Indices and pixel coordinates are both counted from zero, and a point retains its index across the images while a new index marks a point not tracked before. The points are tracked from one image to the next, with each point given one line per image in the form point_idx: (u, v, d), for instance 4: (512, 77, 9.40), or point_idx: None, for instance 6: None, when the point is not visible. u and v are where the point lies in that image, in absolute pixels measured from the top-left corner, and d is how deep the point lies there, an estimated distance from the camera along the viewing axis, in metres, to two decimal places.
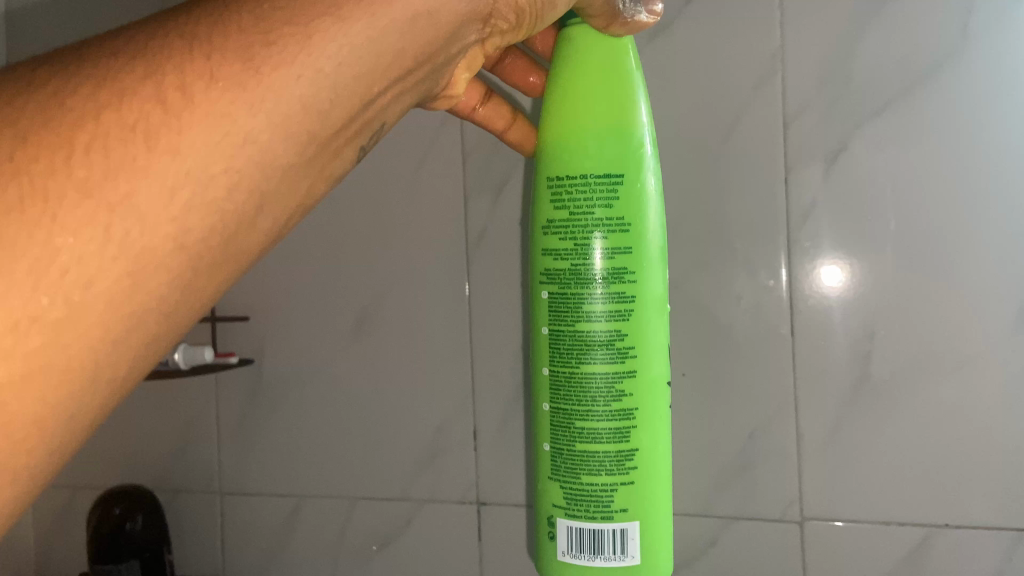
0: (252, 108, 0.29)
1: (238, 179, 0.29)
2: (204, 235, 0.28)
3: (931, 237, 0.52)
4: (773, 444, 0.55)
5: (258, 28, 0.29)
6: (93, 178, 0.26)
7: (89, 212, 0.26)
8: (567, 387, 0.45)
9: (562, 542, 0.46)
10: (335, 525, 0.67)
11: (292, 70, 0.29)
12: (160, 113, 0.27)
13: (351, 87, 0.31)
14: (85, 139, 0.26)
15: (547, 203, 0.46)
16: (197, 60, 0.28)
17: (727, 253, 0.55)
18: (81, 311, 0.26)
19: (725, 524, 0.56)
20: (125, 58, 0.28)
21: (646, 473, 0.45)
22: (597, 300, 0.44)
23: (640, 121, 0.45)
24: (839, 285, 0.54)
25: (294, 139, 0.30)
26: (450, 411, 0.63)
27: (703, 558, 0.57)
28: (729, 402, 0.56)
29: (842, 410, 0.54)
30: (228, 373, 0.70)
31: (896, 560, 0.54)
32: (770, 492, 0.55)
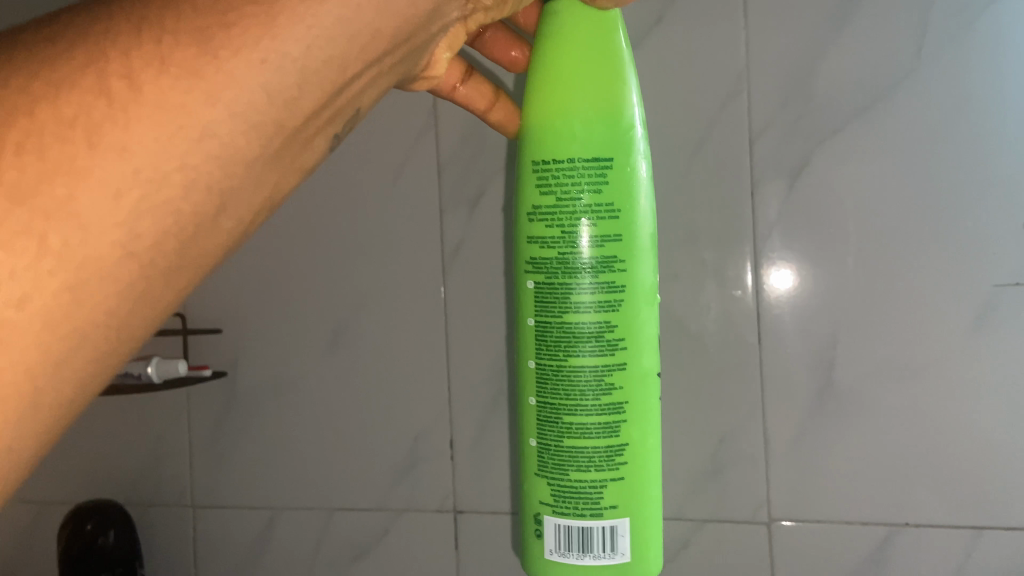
0: (209, 97, 0.28)
1: (195, 177, 0.28)
2: (157, 238, 0.28)
3: (895, 241, 0.54)
4: (742, 450, 0.57)
5: (215, 7, 0.28)
6: (32, 180, 0.25)
7: (23, 220, 0.25)
8: (556, 380, 0.46)
9: (549, 540, 0.47)
10: (311, 536, 0.68)
11: (255, 54, 0.28)
12: (103, 105, 0.26)
13: (318, 69, 0.30)
14: (20, 138, 0.26)
15: (533, 190, 0.47)
16: (147, 44, 0.27)
17: (697, 264, 0.57)
18: (16, 330, 0.25)
19: (697, 527, 0.58)
20: (65, 42, 0.27)
21: (635, 467, 0.47)
22: (585, 290, 0.45)
23: (629, 106, 0.47)
24: (787, 290, 0.56)
25: (259, 129, 0.30)
26: (427, 421, 0.64)
27: (677, 561, 0.59)
28: (700, 409, 0.58)
29: (808, 415, 0.56)
30: (200, 388, 0.70)
31: (860, 558, 0.56)
32: (740, 496, 0.57)
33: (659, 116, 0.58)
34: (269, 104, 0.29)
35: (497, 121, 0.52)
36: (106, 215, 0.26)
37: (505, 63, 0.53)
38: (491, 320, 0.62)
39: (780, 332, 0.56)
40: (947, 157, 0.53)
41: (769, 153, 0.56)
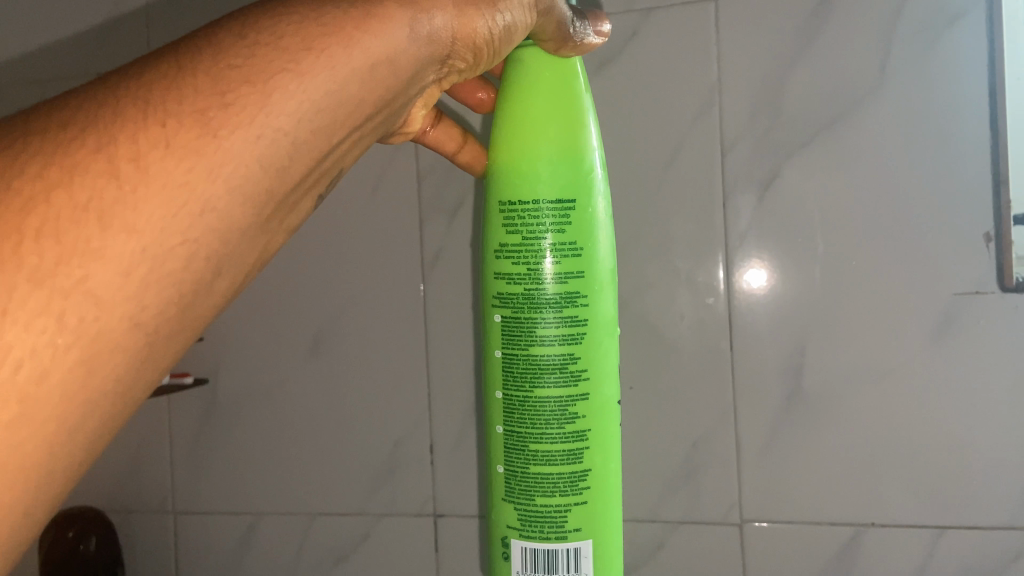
0: (208, 176, 0.30)
1: (196, 249, 0.30)
2: (160, 309, 0.30)
3: (857, 269, 0.56)
4: (715, 453, 0.59)
5: (214, 90, 0.31)
6: (52, 262, 0.27)
7: (42, 302, 0.27)
8: (522, 410, 0.47)
9: (518, 561, 0.49)
10: (292, 541, 0.68)
11: (251, 130, 0.31)
12: (113, 187, 0.28)
13: (301, 138, 0.33)
14: (38, 223, 0.27)
15: (499, 228, 0.48)
16: (154, 127, 0.29)
17: (671, 272, 0.59)
18: (35, 405, 0.27)
19: (671, 529, 0.60)
20: (76, 131, 0.29)
21: (599, 492, 0.48)
22: (550, 325, 0.46)
23: (590, 148, 0.48)
24: (764, 284, 0.58)
25: (251, 202, 0.32)
26: (407, 426, 0.65)
27: (651, 561, 0.60)
28: (674, 413, 0.59)
29: (778, 419, 0.58)
30: (181, 394, 0.70)
31: (828, 557, 0.58)
32: (713, 498, 0.59)
33: (632, 128, 0.59)
34: (260, 176, 0.32)
35: (467, 161, 0.53)
36: (118, 291, 0.28)
37: (472, 105, 0.54)
38: (469, 327, 0.63)
39: (749, 338, 0.58)
40: (904, 171, 0.55)
41: (736, 165, 0.58)
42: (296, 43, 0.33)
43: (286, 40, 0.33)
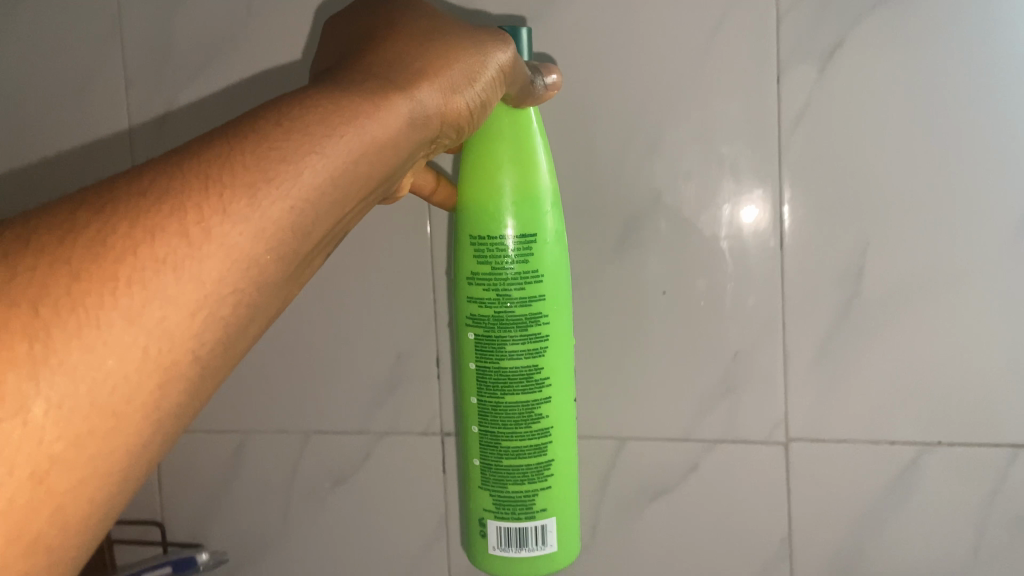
0: (254, 240, 0.29)
1: (247, 296, 0.29)
2: (217, 343, 0.29)
3: (891, 236, 0.50)
4: (759, 366, 0.52)
5: (258, 163, 0.30)
6: (142, 306, 0.26)
7: (129, 335, 0.26)
8: (495, 413, 0.48)
9: (495, 539, 0.50)
10: (286, 462, 0.62)
11: (285, 200, 0.30)
12: (183, 246, 0.27)
13: (330, 202, 0.32)
14: (127, 273, 0.26)
15: (470, 257, 0.48)
16: (213, 198, 0.28)
17: (714, 160, 0.51)
18: (122, 419, 0.26)
19: (707, 449, 0.53)
20: (152, 196, 0.28)
21: (562, 478, 0.50)
22: (516, 342, 0.47)
23: (548, 183, 0.48)
24: (821, 172, 0.50)
25: (281, 257, 0.30)
26: (411, 338, 0.59)
27: (685, 485, 0.54)
28: (713, 320, 0.52)
29: (834, 327, 0.51)
30: None
31: (886, 480, 0.51)
32: (756, 415, 0.52)
33: None
34: (298, 240, 0.31)
35: (440, 202, 0.48)
36: (192, 329, 0.27)
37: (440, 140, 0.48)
38: None
39: (787, 258, 0.51)
40: (969, 75, 0.48)
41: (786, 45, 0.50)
42: (325, 120, 0.32)
43: (311, 125, 0.32)
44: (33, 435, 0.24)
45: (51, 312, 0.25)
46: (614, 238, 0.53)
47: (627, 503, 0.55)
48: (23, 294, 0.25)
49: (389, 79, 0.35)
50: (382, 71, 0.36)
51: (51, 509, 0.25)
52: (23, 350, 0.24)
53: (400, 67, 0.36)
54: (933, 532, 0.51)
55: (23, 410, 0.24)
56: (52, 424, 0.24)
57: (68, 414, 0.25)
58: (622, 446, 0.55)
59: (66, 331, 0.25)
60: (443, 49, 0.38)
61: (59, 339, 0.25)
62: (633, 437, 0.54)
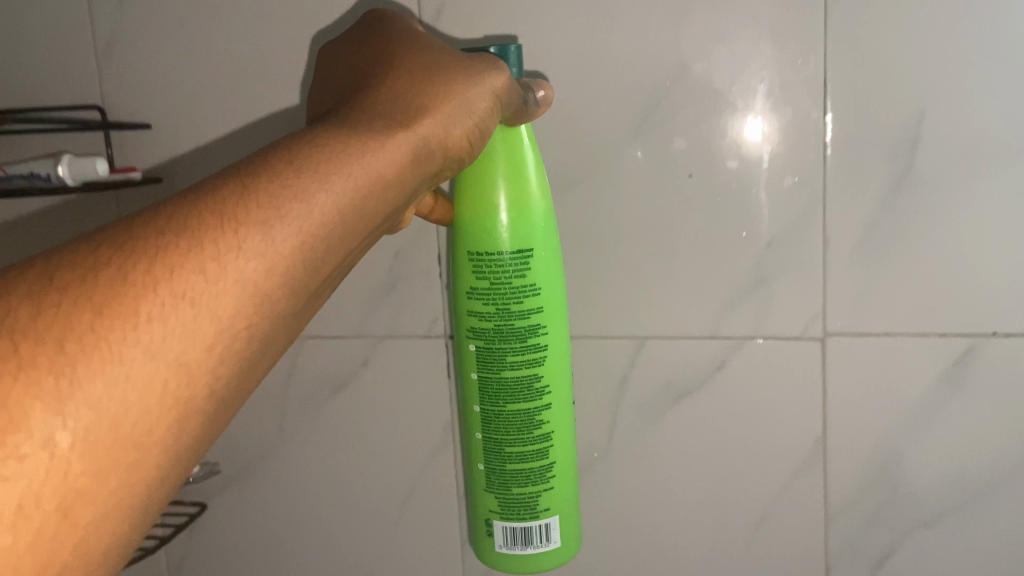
0: (270, 275, 0.27)
1: (261, 331, 0.27)
2: (235, 376, 0.27)
3: (924, 206, 0.45)
4: (796, 254, 0.47)
5: (272, 198, 0.28)
6: (166, 342, 0.24)
7: (150, 371, 0.24)
8: (498, 421, 0.46)
9: (500, 538, 0.48)
10: (280, 370, 0.58)
11: (297, 236, 0.28)
12: (201, 280, 0.26)
13: (341, 239, 0.31)
14: (148, 308, 0.24)
15: (468, 272, 0.45)
16: (228, 235, 0.27)
17: (750, 19, 0.45)
18: (142, 455, 0.24)
19: (736, 346, 0.49)
20: (167, 232, 0.26)
21: (565, 479, 0.48)
22: (517, 354, 0.45)
23: (543, 199, 0.45)
24: (875, 32, 0.44)
25: (295, 294, 0.29)
26: (410, 233, 0.53)
27: (710, 386, 0.50)
28: (747, 204, 0.47)
29: (882, 207, 0.45)
30: (129, 196, 0.55)
31: (933, 375, 0.47)
32: (791, 307, 0.48)
33: None
34: (309, 278, 0.29)
35: (438, 220, 0.44)
36: (210, 367, 0.26)
37: None
38: None
39: (830, 137, 0.45)
40: None
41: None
42: (335, 155, 0.31)
43: (321, 159, 0.30)
44: (58, 467, 0.22)
45: (75, 347, 0.23)
46: (634, 116, 0.47)
47: (645, 409, 0.51)
48: (47, 328, 0.23)
49: (394, 116, 0.34)
50: (387, 109, 0.34)
51: (75, 541, 0.23)
52: (49, 384, 0.22)
53: (405, 105, 0.35)
54: (964, 483, 0.47)
55: (46, 443, 0.22)
56: (77, 457, 0.22)
57: (93, 447, 0.23)
58: (642, 345, 0.50)
59: (90, 365, 0.23)
60: (448, 78, 0.36)
61: (85, 374, 0.23)
62: (653, 336, 0.50)
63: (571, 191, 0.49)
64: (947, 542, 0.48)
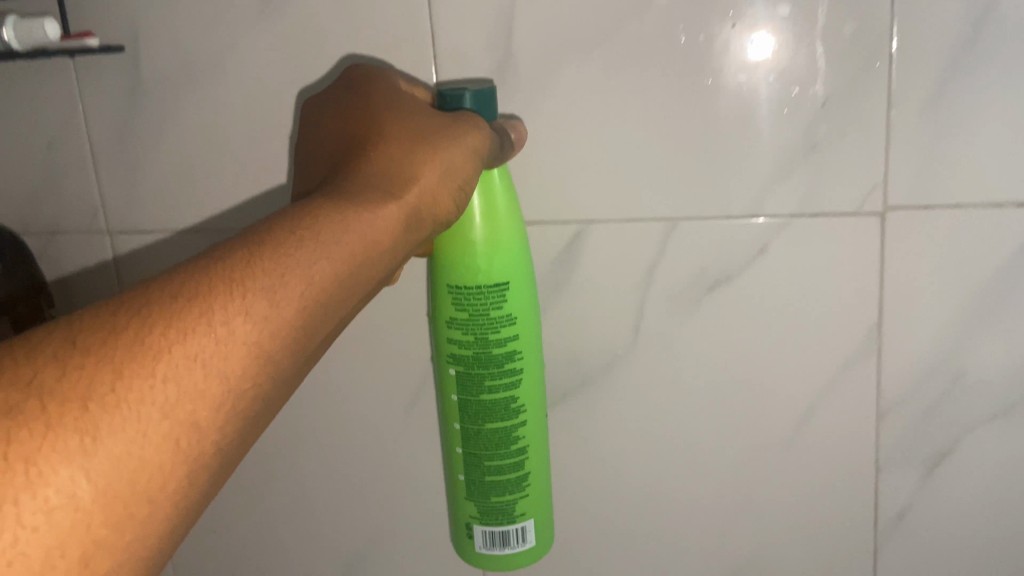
0: (272, 338, 0.27)
1: (263, 390, 0.27)
2: (240, 429, 0.27)
3: (924, 287, 0.43)
4: (855, 117, 0.41)
5: (277, 261, 0.28)
6: (180, 402, 0.25)
7: (165, 429, 0.24)
8: (480, 437, 0.43)
9: (479, 539, 0.45)
10: None
11: (300, 301, 0.29)
12: (213, 344, 0.26)
13: (337, 305, 0.31)
14: (163, 369, 0.24)
15: (447, 302, 0.42)
16: (236, 299, 0.27)
17: None
18: (157, 507, 0.24)
19: (782, 225, 0.43)
20: (180, 296, 0.26)
21: (541, 494, 0.45)
22: (496, 379, 0.42)
23: (518, 228, 0.42)
24: None
25: (294, 355, 0.29)
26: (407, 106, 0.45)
27: (751, 270, 0.44)
28: (800, 59, 0.40)
29: (956, 58, 0.39)
30: (89, 62, 0.49)
31: (1005, 253, 0.41)
32: (847, 178, 0.42)
33: None
34: (307, 340, 0.29)
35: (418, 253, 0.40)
36: (219, 424, 0.26)
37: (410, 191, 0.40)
38: None
39: None
40: None
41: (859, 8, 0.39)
42: (334, 221, 0.31)
43: (322, 227, 0.30)
44: (81, 519, 0.22)
45: (97, 406, 0.23)
46: None
47: (678, 297, 0.45)
48: (70, 390, 0.23)
49: (386, 182, 0.34)
50: (379, 177, 0.34)
51: None
52: (74, 442, 0.22)
53: (398, 171, 0.35)
54: (946, 538, 0.46)
55: (70, 495, 0.22)
56: (98, 510, 0.22)
57: (111, 497, 0.23)
58: (673, 228, 0.44)
59: (112, 423, 0.23)
60: (441, 136, 0.36)
61: (106, 431, 0.23)
62: (687, 217, 0.44)
63: (596, 49, 0.42)
64: (949, 546, 0.46)
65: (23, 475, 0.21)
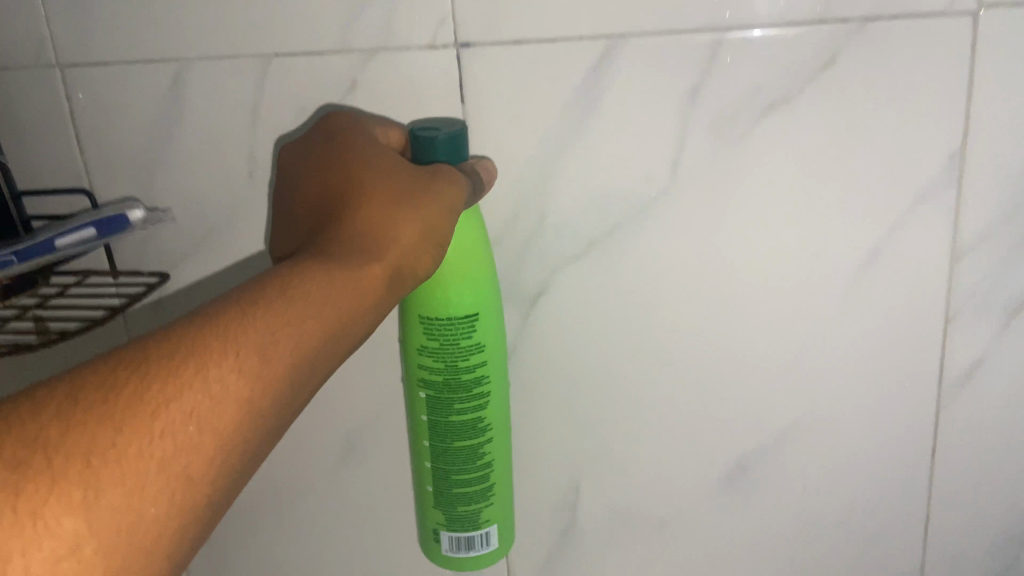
0: (256, 395, 0.27)
1: (251, 446, 0.27)
2: (231, 478, 0.27)
3: (960, 223, 0.39)
4: None
5: (268, 317, 0.28)
6: (173, 459, 0.25)
7: (163, 480, 0.24)
8: (449, 457, 0.42)
9: (446, 545, 0.44)
10: (241, 105, 0.44)
11: (290, 358, 0.28)
12: (209, 403, 0.26)
13: (325, 359, 0.30)
14: (162, 423, 0.25)
15: (416, 328, 0.40)
16: (226, 355, 0.27)
17: None
18: (152, 554, 0.24)
19: (856, 31, 0.36)
20: (177, 352, 0.26)
21: (505, 508, 0.44)
22: (466, 408, 0.41)
23: (488, 264, 0.40)
24: None
25: (283, 406, 0.29)
26: None
27: (816, 89, 0.38)
28: None
29: None
30: None
31: None
32: None
33: None
34: (294, 396, 0.29)
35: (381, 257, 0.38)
36: (210, 480, 0.26)
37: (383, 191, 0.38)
38: None
39: None
40: None
41: (899, 54, 0.37)
42: (320, 277, 0.31)
43: (310, 284, 0.30)
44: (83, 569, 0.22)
45: (99, 460, 0.23)
46: None
47: (727, 126, 0.39)
48: (74, 444, 0.23)
49: (368, 239, 0.33)
50: (363, 231, 0.33)
51: None
52: (78, 496, 0.22)
53: (383, 223, 0.33)
54: (982, 446, 0.43)
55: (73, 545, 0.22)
56: (97, 558, 0.22)
57: (111, 545, 0.23)
58: (721, 43, 0.38)
59: (114, 477, 0.23)
60: (426, 185, 0.35)
61: (109, 484, 0.23)
62: (742, 26, 0.37)
63: None
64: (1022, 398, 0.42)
65: (32, 527, 0.21)
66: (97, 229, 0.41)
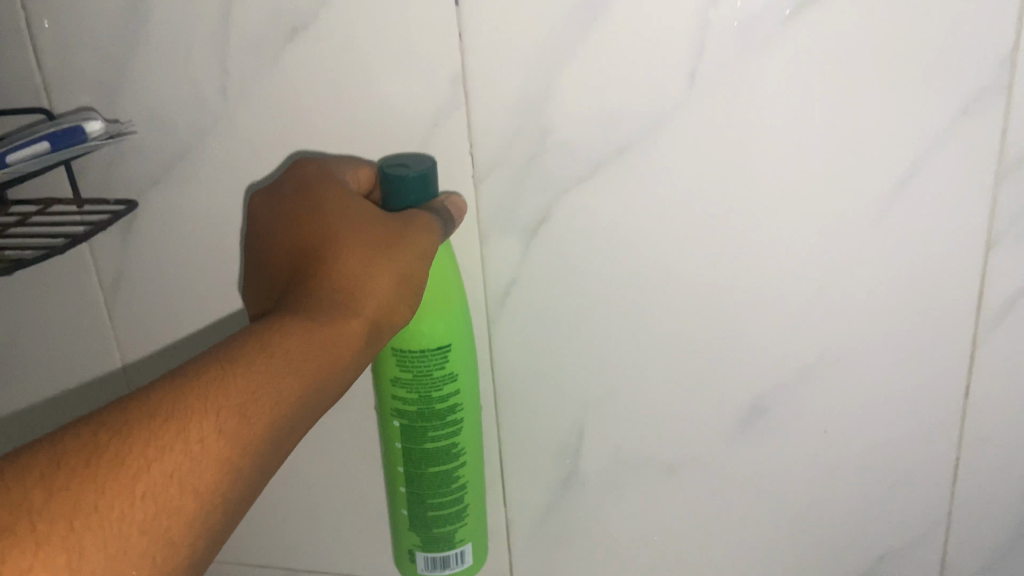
0: (231, 455, 0.29)
1: (232, 503, 0.29)
2: (212, 532, 0.29)
3: (1011, 135, 0.35)
4: None
5: (244, 382, 0.31)
6: (157, 517, 0.27)
7: (144, 535, 0.26)
8: (423, 480, 0.42)
9: (421, 563, 0.44)
10: (212, 11, 0.39)
11: (266, 421, 0.31)
12: (188, 462, 0.28)
13: (300, 422, 0.32)
14: (143, 486, 0.27)
15: (390, 361, 0.41)
16: (204, 421, 0.29)
17: None
18: None
19: None
20: (157, 418, 0.28)
21: (479, 529, 0.45)
22: (440, 433, 0.41)
23: (461, 296, 0.40)
24: None
25: (260, 460, 0.30)
26: None
27: None
28: None
29: None
30: None
31: None
32: None
33: None
34: (273, 451, 0.31)
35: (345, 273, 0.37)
36: (188, 536, 0.28)
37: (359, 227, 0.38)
38: None
39: None
40: None
41: None
42: (293, 345, 0.33)
43: (283, 352, 0.32)
44: None
45: (83, 523, 0.25)
46: None
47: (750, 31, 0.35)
48: (59, 508, 0.25)
49: (347, 298, 0.35)
50: (337, 290, 0.35)
51: None
52: (62, 560, 0.24)
53: (355, 277, 0.36)
54: None
55: None
56: None
57: None
58: None
59: (96, 542, 0.25)
60: (396, 235, 0.36)
61: (91, 546, 0.25)
62: None
63: None
64: None
65: None
66: (51, 143, 0.38)
